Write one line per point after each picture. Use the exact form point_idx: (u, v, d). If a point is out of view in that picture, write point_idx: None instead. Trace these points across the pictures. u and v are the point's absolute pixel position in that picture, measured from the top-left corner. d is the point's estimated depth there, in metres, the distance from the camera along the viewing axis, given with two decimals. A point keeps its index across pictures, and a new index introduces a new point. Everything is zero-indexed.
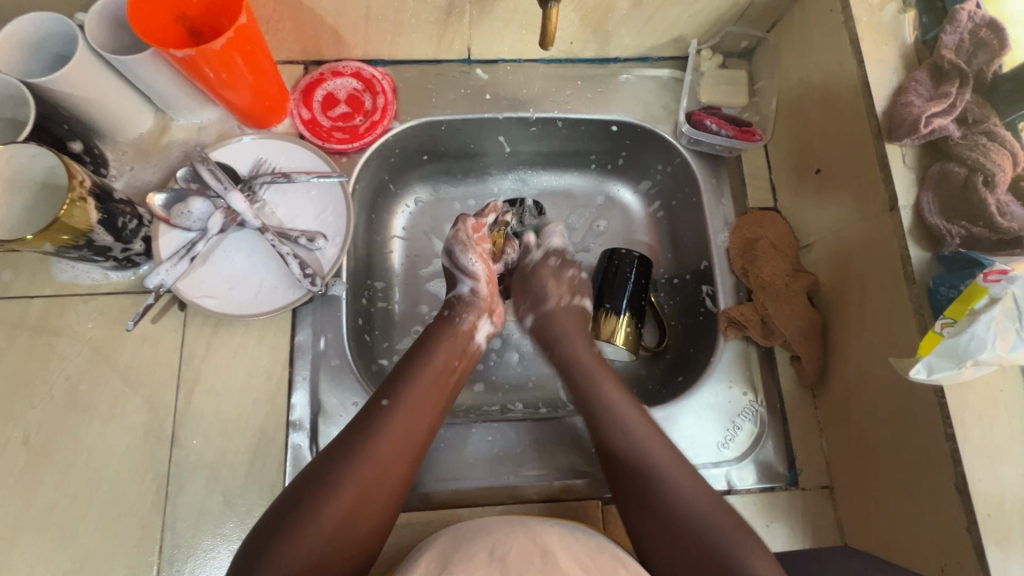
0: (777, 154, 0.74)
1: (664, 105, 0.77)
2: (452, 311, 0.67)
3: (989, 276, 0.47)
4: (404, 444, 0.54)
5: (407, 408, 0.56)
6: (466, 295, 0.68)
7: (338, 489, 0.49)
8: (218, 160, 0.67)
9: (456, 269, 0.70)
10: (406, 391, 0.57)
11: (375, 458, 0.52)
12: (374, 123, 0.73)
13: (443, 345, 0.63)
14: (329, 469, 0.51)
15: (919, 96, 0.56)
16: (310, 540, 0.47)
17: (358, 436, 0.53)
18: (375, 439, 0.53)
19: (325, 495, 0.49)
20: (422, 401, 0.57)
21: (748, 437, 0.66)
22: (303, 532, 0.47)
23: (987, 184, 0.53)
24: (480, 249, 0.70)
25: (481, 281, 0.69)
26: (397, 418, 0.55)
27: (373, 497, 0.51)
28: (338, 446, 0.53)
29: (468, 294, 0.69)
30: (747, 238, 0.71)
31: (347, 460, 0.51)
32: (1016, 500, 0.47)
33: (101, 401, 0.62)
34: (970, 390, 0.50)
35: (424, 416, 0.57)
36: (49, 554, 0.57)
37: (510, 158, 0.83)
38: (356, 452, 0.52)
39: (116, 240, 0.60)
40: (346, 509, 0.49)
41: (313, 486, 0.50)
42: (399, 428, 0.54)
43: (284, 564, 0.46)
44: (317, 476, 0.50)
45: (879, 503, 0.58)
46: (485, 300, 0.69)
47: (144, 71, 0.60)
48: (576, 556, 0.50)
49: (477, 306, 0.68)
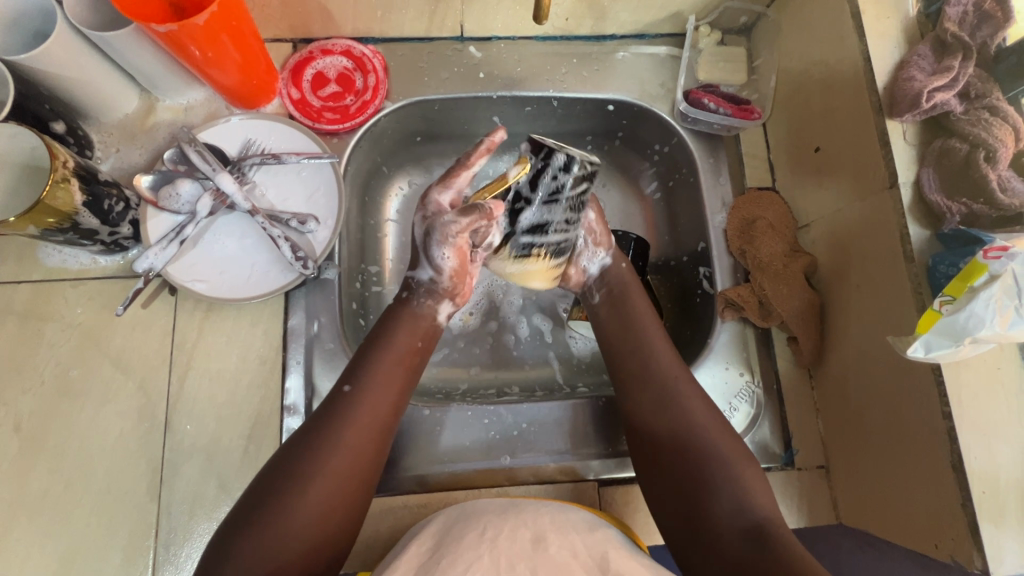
0: (776, 133, 0.73)
1: (661, 84, 0.76)
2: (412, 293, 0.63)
3: (989, 253, 0.47)
4: (366, 432, 0.53)
5: (366, 396, 0.54)
6: (423, 282, 0.62)
7: (303, 484, 0.48)
8: (206, 142, 0.66)
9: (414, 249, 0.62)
10: (367, 377, 0.55)
11: (337, 448, 0.51)
12: (365, 103, 0.71)
13: (401, 329, 0.60)
14: (297, 459, 0.50)
15: (921, 71, 0.54)
16: (278, 537, 0.46)
17: (317, 428, 0.52)
18: (336, 430, 0.52)
19: (291, 490, 0.48)
20: (382, 387, 0.55)
21: (744, 418, 0.66)
22: (271, 530, 0.46)
23: (988, 160, 0.52)
24: (461, 244, 0.57)
25: (444, 274, 0.60)
26: (358, 407, 0.53)
27: (337, 489, 0.50)
28: (299, 439, 0.52)
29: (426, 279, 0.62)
30: (745, 218, 0.71)
31: (308, 453, 0.50)
32: (1011, 477, 0.47)
33: (92, 386, 0.61)
34: (968, 368, 0.50)
35: (386, 402, 0.55)
36: (44, 539, 0.57)
37: (505, 139, 0.82)
38: (316, 444, 0.51)
39: (103, 223, 0.59)
40: (312, 504, 0.48)
41: (276, 482, 0.49)
42: (359, 417, 0.53)
43: (264, 551, 0.45)
44: (287, 467, 0.49)
45: (874, 482, 0.58)
46: (447, 288, 0.62)
47: (126, 48, 0.59)
48: (570, 535, 0.50)
49: (440, 292, 0.62)
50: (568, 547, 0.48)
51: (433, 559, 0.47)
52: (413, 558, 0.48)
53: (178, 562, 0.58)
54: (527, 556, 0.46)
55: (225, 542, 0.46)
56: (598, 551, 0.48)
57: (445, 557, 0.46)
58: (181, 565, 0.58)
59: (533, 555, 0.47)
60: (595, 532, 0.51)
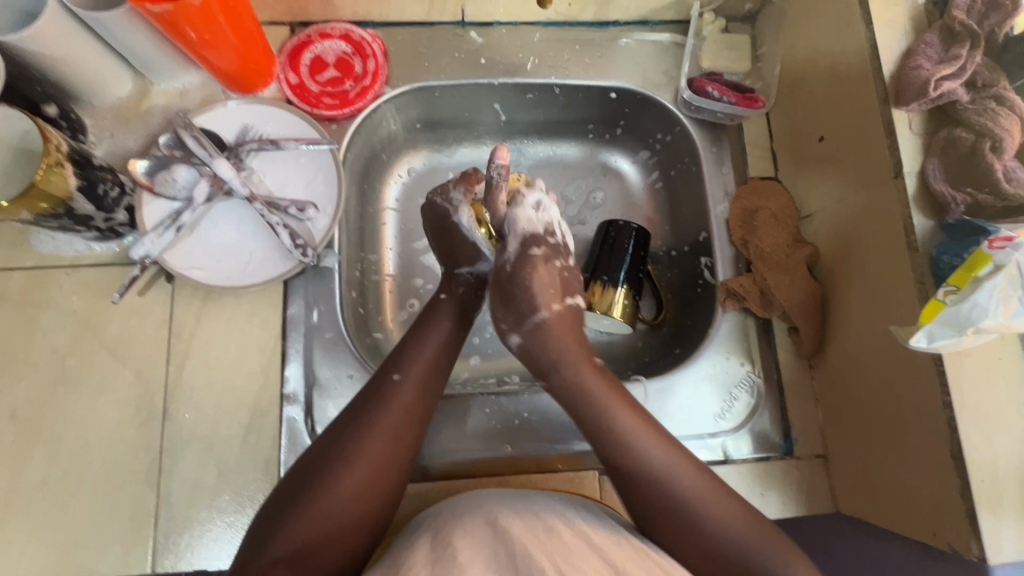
0: (779, 123, 0.73)
1: (664, 72, 0.75)
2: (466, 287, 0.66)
3: (994, 243, 0.47)
4: (412, 417, 0.55)
5: (415, 381, 0.56)
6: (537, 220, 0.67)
7: (351, 462, 0.51)
8: (202, 127, 0.65)
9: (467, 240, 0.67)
10: (415, 363, 0.58)
11: (384, 431, 0.53)
12: (364, 88, 0.70)
13: (448, 319, 0.63)
14: (341, 440, 0.52)
15: (929, 59, 0.54)
16: (323, 512, 0.48)
17: (368, 410, 0.54)
18: (386, 412, 0.54)
19: (330, 471, 0.50)
20: (428, 375, 0.58)
21: (744, 407, 0.66)
22: (316, 505, 0.49)
23: (994, 150, 0.51)
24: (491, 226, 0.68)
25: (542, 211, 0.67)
26: (405, 392, 0.55)
27: (382, 471, 0.52)
28: (348, 419, 0.54)
29: (486, 270, 0.67)
30: (747, 207, 0.70)
31: (358, 435, 0.52)
32: (1011, 466, 0.48)
33: (88, 375, 0.60)
34: (970, 359, 0.50)
35: (429, 391, 0.57)
36: (42, 528, 0.57)
37: (506, 127, 0.81)
38: (367, 426, 0.53)
39: (98, 209, 0.58)
40: (358, 483, 0.50)
41: (326, 459, 0.51)
42: (406, 402, 0.55)
43: (304, 525, 0.48)
44: (333, 447, 0.52)
45: (873, 471, 0.58)
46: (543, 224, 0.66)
47: (119, 30, 0.57)
48: (575, 526, 0.50)
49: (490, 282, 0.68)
50: (585, 552, 0.47)
51: (447, 552, 0.46)
52: (421, 550, 0.48)
53: (178, 551, 0.57)
54: (542, 543, 0.47)
55: (265, 519, 0.49)
56: (614, 559, 0.47)
57: (461, 551, 0.46)
58: (181, 554, 0.57)
59: (545, 543, 0.47)
60: (615, 538, 0.50)
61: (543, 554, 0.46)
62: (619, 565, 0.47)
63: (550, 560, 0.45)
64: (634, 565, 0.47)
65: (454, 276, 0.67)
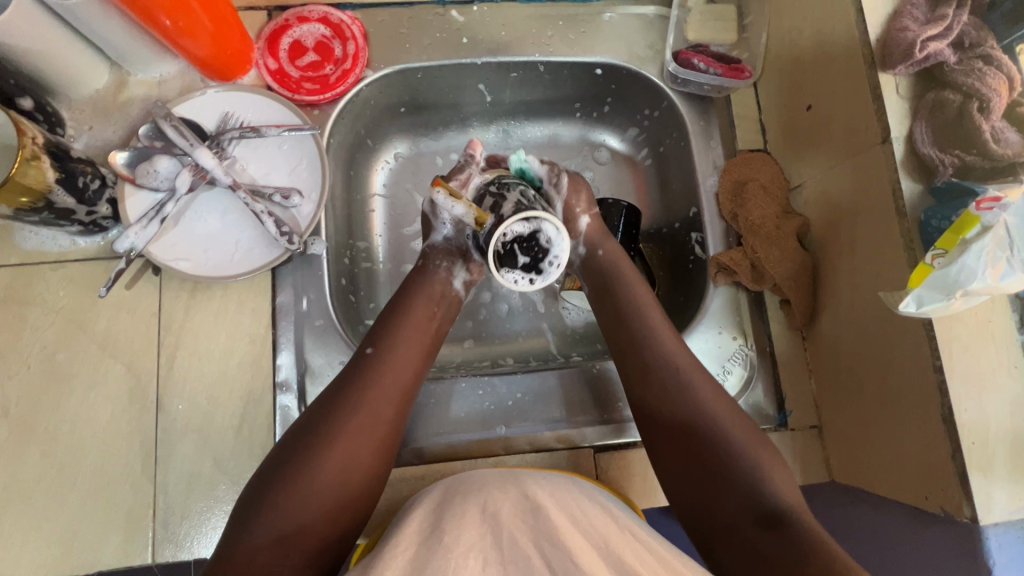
0: (766, 94, 0.72)
1: (649, 45, 0.74)
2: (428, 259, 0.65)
3: (982, 203, 0.46)
4: (389, 399, 0.55)
5: (388, 359, 0.56)
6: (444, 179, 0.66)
7: (327, 443, 0.51)
8: (182, 117, 0.64)
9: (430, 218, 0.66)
10: (387, 340, 0.58)
11: (360, 410, 0.53)
12: (345, 71, 0.68)
13: (419, 295, 0.62)
14: (318, 422, 0.52)
15: (915, 20, 0.53)
16: (304, 496, 0.48)
17: (345, 392, 0.54)
18: (361, 395, 0.54)
19: (309, 455, 0.50)
20: (402, 350, 0.58)
21: (737, 380, 0.66)
22: (297, 489, 0.49)
23: (981, 111, 0.51)
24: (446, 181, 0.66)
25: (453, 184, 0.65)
26: (381, 369, 0.56)
27: (361, 451, 0.52)
28: (325, 401, 0.54)
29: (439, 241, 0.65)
30: (736, 180, 0.70)
31: (335, 416, 0.52)
32: (1000, 427, 0.48)
33: (80, 370, 0.60)
34: (959, 322, 0.49)
35: (405, 364, 0.57)
36: (42, 522, 0.57)
37: (492, 108, 0.79)
38: (342, 405, 0.53)
39: (80, 202, 0.57)
40: (335, 464, 0.50)
41: (304, 444, 0.51)
42: (380, 381, 0.55)
43: (285, 509, 0.48)
44: (311, 429, 0.52)
45: (867, 440, 0.58)
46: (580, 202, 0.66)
47: (91, 18, 0.56)
48: (566, 505, 0.50)
49: (451, 251, 0.65)
50: (572, 528, 0.47)
51: (436, 533, 0.47)
52: (413, 531, 0.48)
53: (177, 540, 0.58)
54: (529, 528, 0.47)
55: (248, 502, 0.49)
56: (601, 536, 0.47)
57: (447, 533, 0.46)
58: (181, 543, 0.58)
59: (534, 526, 0.47)
60: (605, 518, 0.50)
61: (528, 540, 0.46)
62: (608, 545, 0.47)
63: (535, 546, 0.46)
64: (625, 547, 0.47)
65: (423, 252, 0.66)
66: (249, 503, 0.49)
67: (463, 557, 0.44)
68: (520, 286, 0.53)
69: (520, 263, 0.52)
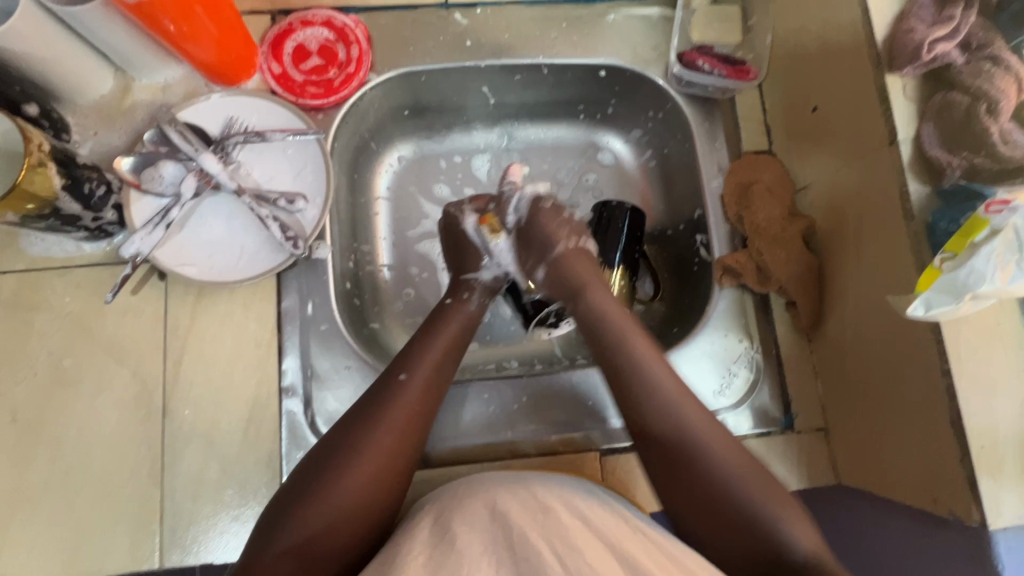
0: (771, 95, 0.72)
1: (653, 47, 0.73)
2: (469, 291, 0.66)
3: (990, 207, 0.47)
4: (418, 423, 0.55)
5: (419, 382, 0.56)
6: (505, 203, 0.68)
7: (353, 462, 0.51)
8: (186, 122, 0.64)
9: (473, 246, 0.67)
10: (420, 364, 0.58)
11: (388, 430, 0.53)
12: (349, 75, 0.69)
13: (454, 323, 0.62)
14: (346, 440, 0.52)
15: (922, 21, 0.52)
16: (324, 512, 0.49)
17: (375, 413, 0.54)
18: (390, 417, 0.54)
19: (335, 472, 0.50)
20: (432, 373, 0.58)
21: (743, 383, 0.66)
22: (319, 504, 0.49)
23: (990, 113, 0.50)
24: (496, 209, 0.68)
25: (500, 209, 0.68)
26: (412, 392, 0.56)
27: (386, 470, 0.52)
28: (353, 419, 0.54)
29: (484, 282, 0.66)
30: (741, 181, 0.70)
31: (362, 435, 0.52)
32: (1010, 431, 0.47)
33: (86, 375, 0.61)
34: (968, 325, 0.49)
35: (435, 387, 0.57)
36: (49, 528, 0.57)
37: (495, 110, 0.79)
38: (371, 425, 0.53)
39: (85, 208, 0.58)
40: (361, 484, 0.50)
41: (330, 459, 0.51)
42: (412, 403, 0.55)
43: (307, 524, 0.48)
44: (338, 446, 0.52)
45: (875, 442, 0.58)
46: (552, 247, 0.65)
47: (96, 24, 0.56)
48: (574, 507, 0.50)
49: (487, 287, 0.66)
50: (584, 530, 0.48)
51: (445, 538, 0.47)
52: (422, 535, 0.47)
53: (184, 546, 0.58)
54: (539, 526, 0.47)
55: (271, 515, 0.49)
56: (612, 537, 0.47)
57: (460, 537, 0.46)
58: (188, 549, 0.58)
59: (544, 525, 0.47)
60: (613, 517, 0.50)
61: (539, 538, 0.46)
62: (620, 545, 0.47)
63: (547, 543, 0.46)
64: (634, 544, 0.47)
65: (459, 282, 0.66)
66: (272, 516, 0.49)
67: (478, 563, 0.45)
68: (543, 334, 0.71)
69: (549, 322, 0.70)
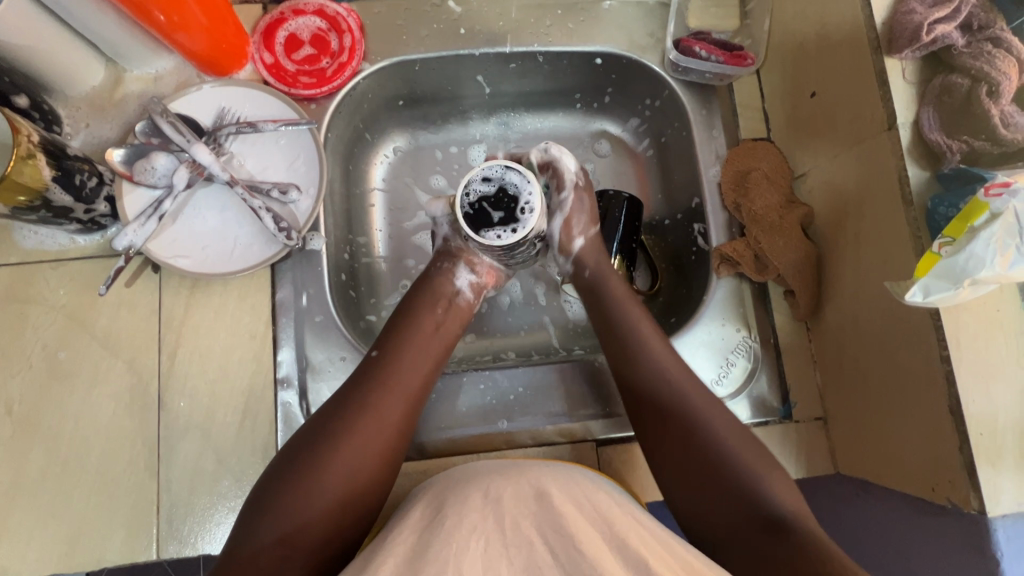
0: (770, 82, 0.71)
1: (650, 34, 0.72)
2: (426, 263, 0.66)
3: (990, 190, 0.45)
4: (393, 402, 0.54)
5: (395, 366, 0.56)
6: None
7: (333, 447, 0.51)
8: (178, 112, 0.63)
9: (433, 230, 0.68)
10: (396, 347, 0.58)
11: (366, 415, 0.53)
12: (341, 64, 0.68)
13: (428, 306, 0.62)
14: (325, 426, 0.52)
15: (921, 2, 0.51)
16: (305, 498, 0.48)
17: (352, 397, 0.54)
18: (368, 400, 0.54)
19: (314, 457, 0.50)
20: (411, 357, 0.58)
21: (741, 372, 0.66)
22: (300, 490, 0.49)
23: (991, 95, 0.49)
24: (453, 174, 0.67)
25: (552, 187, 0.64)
26: (389, 375, 0.56)
27: (367, 455, 0.51)
28: (333, 404, 0.54)
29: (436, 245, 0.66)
30: (739, 170, 0.69)
31: (341, 420, 0.52)
32: (1009, 418, 0.47)
33: (81, 368, 0.60)
34: (967, 312, 0.48)
35: (414, 371, 0.57)
36: (47, 519, 0.58)
37: (491, 100, 0.79)
38: (349, 410, 0.53)
39: (76, 200, 0.57)
40: (341, 469, 0.50)
41: (309, 444, 0.51)
42: (388, 386, 0.55)
43: (288, 510, 0.48)
44: (317, 430, 0.52)
45: (873, 431, 0.58)
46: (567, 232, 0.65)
47: (84, 14, 0.56)
48: (568, 487, 0.50)
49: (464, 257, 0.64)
50: (581, 519, 0.47)
51: (436, 521, 0.47)
52: (415, 519, 0.48)
53: (181, 537, 0.58)
54: (533, 514, 0.47)
55: (254, 502, 0.49)
56: (607, 520, 0.47)
57: (449, 518, 0.46)
58: (185, 539, 0.58)
59: (538, 512, 0.47)
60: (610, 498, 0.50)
61: (532, 525, 0.46)
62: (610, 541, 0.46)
63: (540, 533, 0.46)
64: (629, 527, 0.47)
65: None
66: (255, 504, 0.49)
67: (466, 541, 0.45)
68: (505, 240, 0.55)
69: (496, 219, 0.56)
